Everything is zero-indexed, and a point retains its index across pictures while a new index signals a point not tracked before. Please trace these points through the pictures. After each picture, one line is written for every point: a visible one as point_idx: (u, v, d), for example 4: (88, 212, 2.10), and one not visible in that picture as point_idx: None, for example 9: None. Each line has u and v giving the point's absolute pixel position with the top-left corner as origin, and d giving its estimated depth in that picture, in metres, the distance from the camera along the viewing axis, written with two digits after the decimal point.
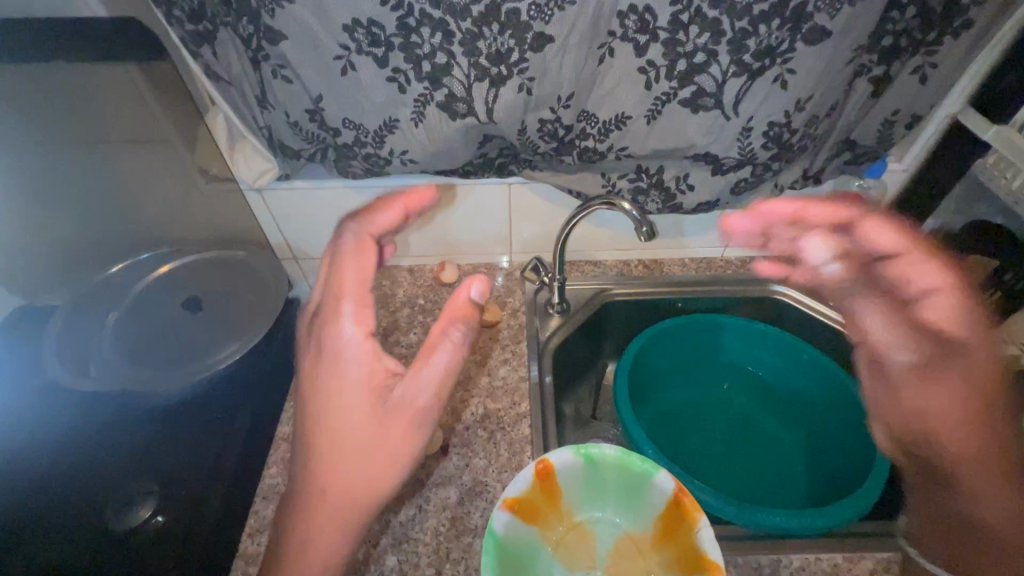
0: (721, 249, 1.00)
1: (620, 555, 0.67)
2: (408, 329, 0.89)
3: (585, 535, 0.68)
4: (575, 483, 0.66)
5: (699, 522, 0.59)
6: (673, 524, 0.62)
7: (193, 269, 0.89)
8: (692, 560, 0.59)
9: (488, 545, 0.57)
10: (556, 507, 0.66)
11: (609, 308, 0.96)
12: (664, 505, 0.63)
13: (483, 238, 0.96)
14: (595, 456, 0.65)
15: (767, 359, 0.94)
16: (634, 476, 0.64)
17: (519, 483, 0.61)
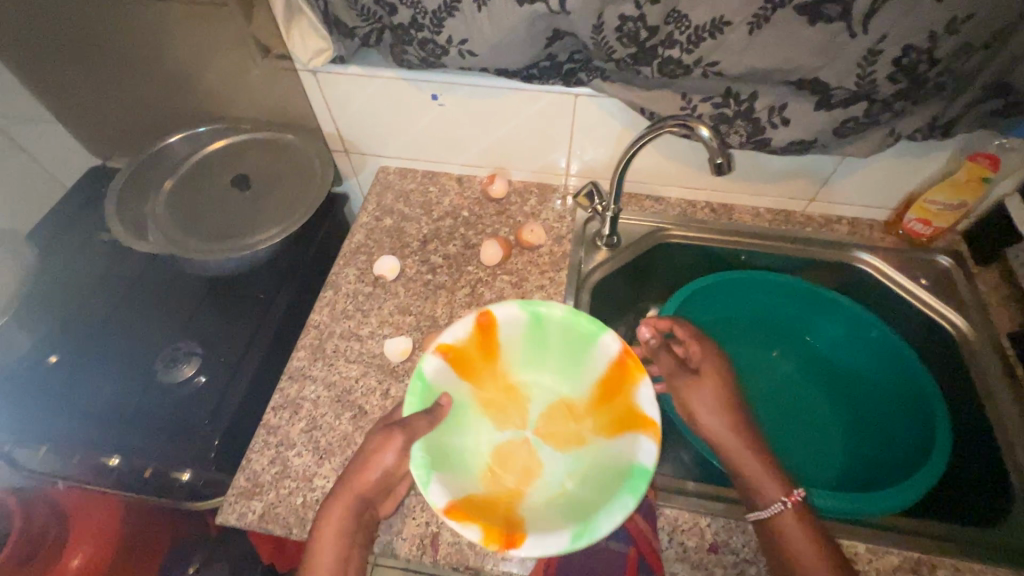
0: (804, 203, 0.88)
1: (552, 415, 0.65)
2: (447, 240, 0.86)
3: (518, 396, 0.65)
4: (516, 342, 0.63)
5: (641, 375, 0.55)
6: (615, 382, 0.59)
7: (247, 149, 0.88)
8: (628, 418, 0.56)
9: (416, 386, 0.56)
10: (494, 365, 0.64)
11: (662, 249, 0.89)
12: (607, 364, 0.59)
13: (539, 154, 0.89)
14: (541, 316, 0.60)
15: (829, 330, 0.85)
16: (579, 337, 0.60)
17: (456, 331, 0.59)
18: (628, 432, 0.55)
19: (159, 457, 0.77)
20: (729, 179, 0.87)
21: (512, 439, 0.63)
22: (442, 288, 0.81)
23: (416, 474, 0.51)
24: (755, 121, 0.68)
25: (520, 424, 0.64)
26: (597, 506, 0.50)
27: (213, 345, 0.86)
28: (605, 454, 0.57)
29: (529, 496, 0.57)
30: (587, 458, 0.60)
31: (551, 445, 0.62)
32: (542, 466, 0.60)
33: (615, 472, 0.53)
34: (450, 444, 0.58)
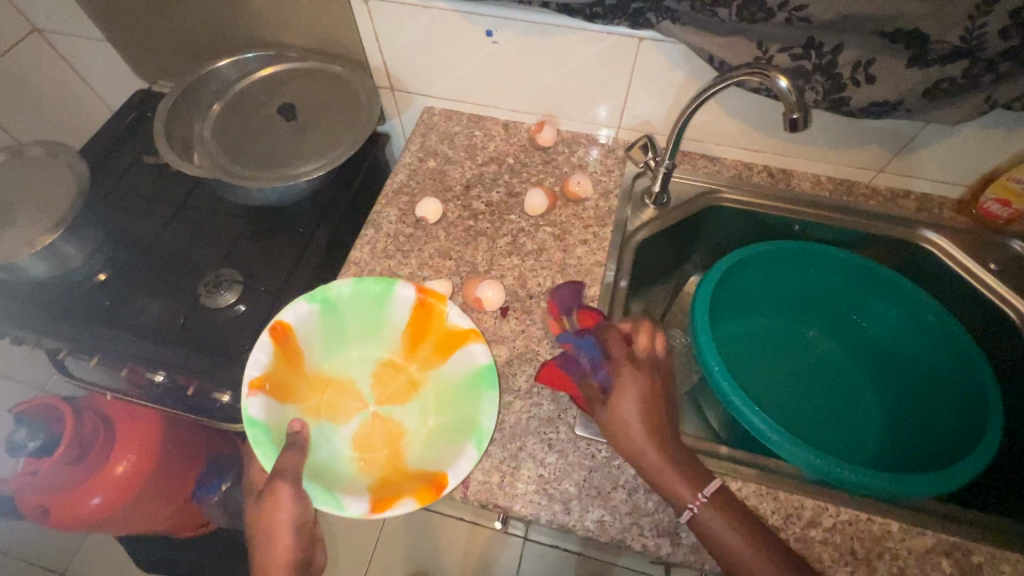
0: (871, 173, 0.82)
1: (385, 377, 0.74)
2: (491, 187, 0.84)
3: (341, 379, 0.73)
4: (314, 335, 0.70)
5: (476, 337, 0.66)
6: (421, 321, 0.71)
7: (296, 78, 0.85)
8: (450, 345, 0.69)
9: (256, 435, 0.60)
10: (301, 372, 0.70)
11: (713, 213, 0.85)
12: (405, 310, 0.71)
13: (591, 102, 0.85)
14: (328, 298, 0.70)
15: (881, 311, 0.81)
16: (367, 300, 0.71)
17: (259, 361, 0.64)
18: (454, 354, 0.68)
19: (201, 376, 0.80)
20: (793, 142, 0.81)
21: (362, 422, 0.70)
22: (483, 235, 0.79)
23: (325, 506, 0.57)
24: (835, 78, 0.63)
25: (359, 404, 0.72)
26: (473, 412, 0.63)
27: (254, 276, 0.87)
28: (442, 377, 0.70)
29: (410, 454, 0.66)
30: (430, 397, 0.71)
31: (394, 404, 0.72)
32: (403, 423, 0.70)
33: (465, 382, 0.66)
34: (323, 461, 0.64)
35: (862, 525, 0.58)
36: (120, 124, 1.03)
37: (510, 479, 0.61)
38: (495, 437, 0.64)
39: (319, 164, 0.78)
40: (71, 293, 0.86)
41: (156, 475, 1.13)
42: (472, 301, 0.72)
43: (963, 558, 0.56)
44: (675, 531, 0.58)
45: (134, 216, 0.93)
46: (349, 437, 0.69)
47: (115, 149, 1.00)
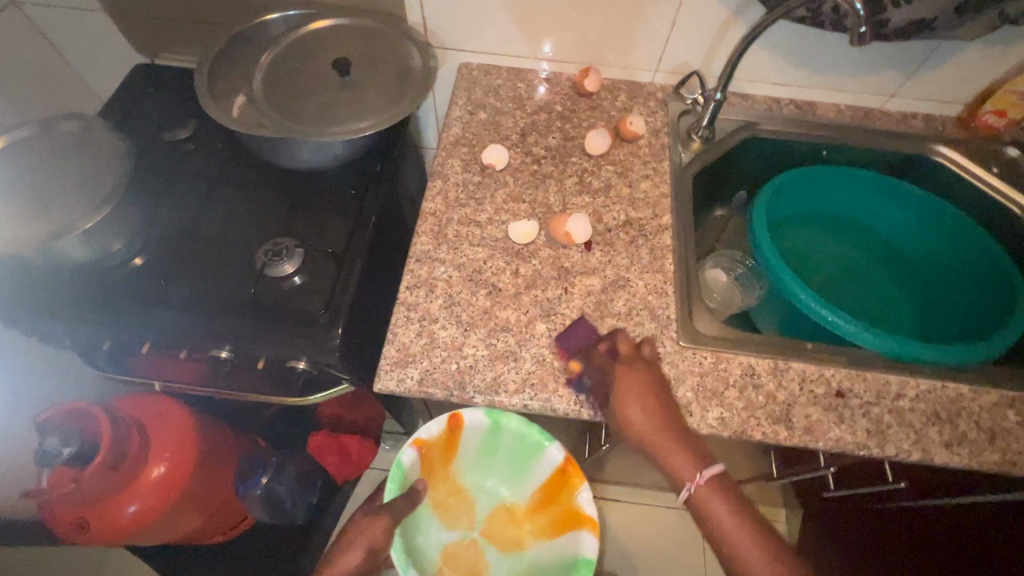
0: (884, 98, 0.91)
1: (495, 517, 0.89)
2: (546, 133, 0.86)
3: (466, 498, 0.90)
4: (476, 439, 0.80)
5: (590, 530, 0.75)
6: (557, 486, 0.80)
7: (340, 35, 0.83)
8: (569, 518, 0.79)
9: (394, 477, 0.75)
10: (447, 467, 0.85)
11: (752, 145, 0.91)
12: (548, 472, 0.80)
13: (633, 46, 0.88)
14: (501, 424, 0.76)
15: (902, 222, 0.91)
16: (530, 447, 0.79)
17: (430, 430, 0.76)
18: (564, 533, 0.80)
19: (274, 347, 0.78)
20: (819, 73, 0.89)
21: (461, 539, 0.88)
22: (550, 177, 0.81)
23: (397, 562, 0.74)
24: (878, 0, 0.70)
25: (468, 525, 0.88)
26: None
27: (311, 242, 0.84)
28: (542, 550, 0.83)
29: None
30: (524, 560, 0.85)
31: (493, 546, 0.87)
32: (490, 567, 0.86)
33: (557, 561, 0.79)
34: (419, 547, 0.84)
35: (940, 391, 0.66)
36: (127, 100, 0.96)
37: None
38: (609, 357, 0.66)
39: (379, 119, 0.77)
40: (107, 278, 0.80)
41: (193, 477, 1.08)
42: (559, 236, 0.74)
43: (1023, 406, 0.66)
44: (789, 417, 0.64)
45: (163, 195, 0.88)
46: (445, 541, 0.87)
47: (126, 126, 0.93)
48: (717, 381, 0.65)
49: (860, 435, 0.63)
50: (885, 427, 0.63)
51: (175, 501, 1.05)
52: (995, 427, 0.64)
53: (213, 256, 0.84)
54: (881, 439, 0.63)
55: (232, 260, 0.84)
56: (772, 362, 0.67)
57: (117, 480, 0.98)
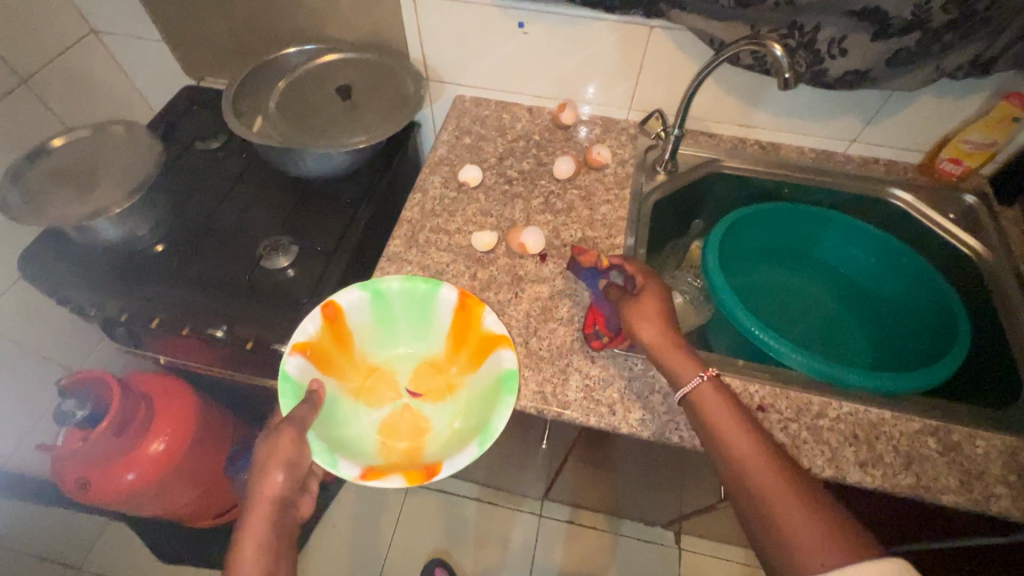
0: (846, 143, 0.97)
1: (420, 375, 0.81)
2: (522, 158, 0.96)
3: (382, 374, 0.81)
4: (363, 322, 0.79)
5: (506, 344, 0.72)
6: (462, 326, 0.78)
7: (350, 66, 0.97)
8: (483, 346, 0.75)
9: (285, 388, 0.69)
10: (345, 354, 0.79)
11: (714, 179, 0.97)
12: (449, 312, 0.78)
13: (607, 86, 0.98)
14: (380, 291, 0.78)
15: (860, 259, 0.94)
16: (418, 300, 0.78)
17: (305, 329, 0.75)
18: (485, 361, 0.74)
19: (261, 328, 0.87)
20: (780, 116, 0.95)
21: (393, 411, 0.77)
22: (519, 197, 0.90)
23: (322, 462, 0.65)
24: (816, 52, 0.77)
25: (394, 396, 0.79)
26: (486, 416, 0.69)
27: (307, 242, 0.95)
28: (474, 383, 0.76)
29: (429, 448, 0.72)
30: (461, 402, 0.77)
31: (427, 403, 0.78)
32: (430, 422, 0.76)
33: (488, 388, 0.72)
34: (348, 436, 0.72)
35: (861, 414, 0.69)
36: (172, 115, 1.12)
37: (561, 388, 0.70)
38: (546, 356, 0.73)
39: (370, 137, 0.88)
40: (132, 258, 0.93)
41: (188, 453, 1.18)
42: (516, 246, 0.82)
43: (944, 436, 0.67)
44: None
45: (188, 193, 1.01)
46: (376, 420, 0.76)
47: (167, 135, 1.09)
48: (643, 386, 0.70)
49: None
50: (800, 442, 0.66)
51: (169, 474, 1.15)
52: (912, 453, 0.66)
53: (221, 244, 0.95)
54: (794, 452, 0.66)
55: (235, 248, 0.95)
56: None
57: (121, 445, 1.09)
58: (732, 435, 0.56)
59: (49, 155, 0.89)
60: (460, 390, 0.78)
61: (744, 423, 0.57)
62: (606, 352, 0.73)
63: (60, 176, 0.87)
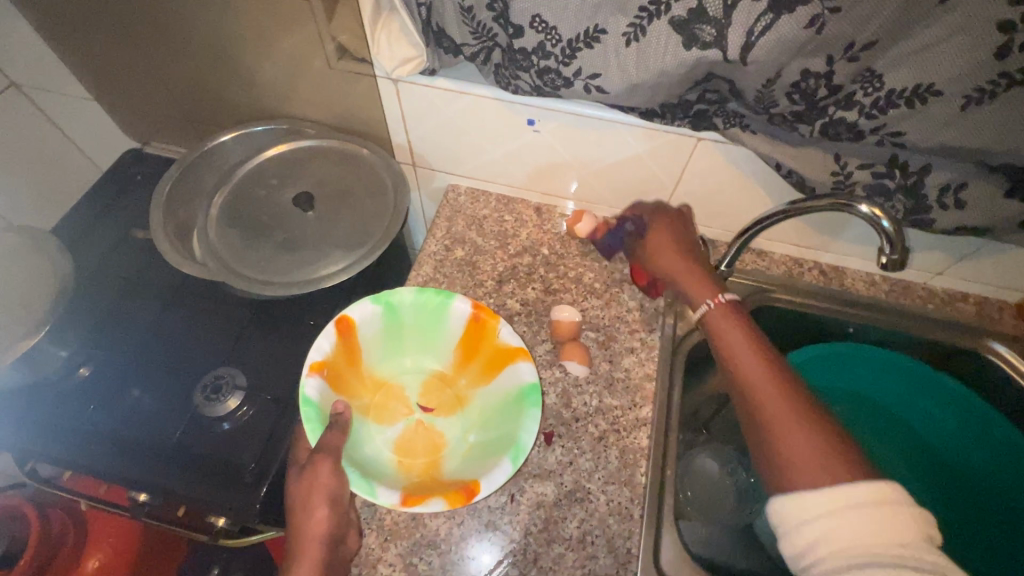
0: (927, 275, 0.78)
1: (428, 389, 0.71)
2: (526, 282, 0.77)
3: (389, 390, 0.70)
4: (374, 335, 0.68)
5: (524, 356, 0.63)
6: (472, 338, 0.68)
7: (315, 159, 0.78)
8: (497, 357, 0.66)
9: (308, 414, 0.58)
10: (356, 371, 0.68)
11: (763, 314, 0.79)
12: (461, 325, 0.68)
13: (635, 191, 0.79)
14: (392, 302, 0.67)
15: (934, 417, 0.76)
16: (430, 310, 0.68)
17: (322, 346, 0.62)
18: (503, 370, 0.66)
19: (194, 500, 0.70)
20: (849, 242, 0.77)
21: (405, 428, 0.67)
22: (520, 341, 0.72)
23: (359, 490, 0.54)
24: (920, 198, 0.58)
25: (407, 411, 0.69)
26: (514, 430, 0.60)
27: (258, 377, 0.78)
28: (489, 395, 0.67)
29: (447, 467, 0.63)
30: (474, 412, 0.68)
31: (439, 416, 0.69)
32: (445, 437, 0.67)
33: (509, 400, 0.64)
34: (363, 456, 0.61)
35: None
36: (107, 192, 0.93)
37: None
38: None
39: (341, 263, 0.70)
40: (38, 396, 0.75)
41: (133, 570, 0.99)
42: None
43: None
44: None
45: (115, 304, 0.83)
46: (389, 438, 0.66)
47: (100, 219, 0.91)
48: None
49: None
50: None
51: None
52: None
53: (153, 379, 0.78)
54: None
55: (171, 385, 0.77)
56: None
57: None
58: (740, 353, 0.57)
59: None
60: (470, 402, 0.70)
61: (760, 351, 0.56)
62: None
63: None
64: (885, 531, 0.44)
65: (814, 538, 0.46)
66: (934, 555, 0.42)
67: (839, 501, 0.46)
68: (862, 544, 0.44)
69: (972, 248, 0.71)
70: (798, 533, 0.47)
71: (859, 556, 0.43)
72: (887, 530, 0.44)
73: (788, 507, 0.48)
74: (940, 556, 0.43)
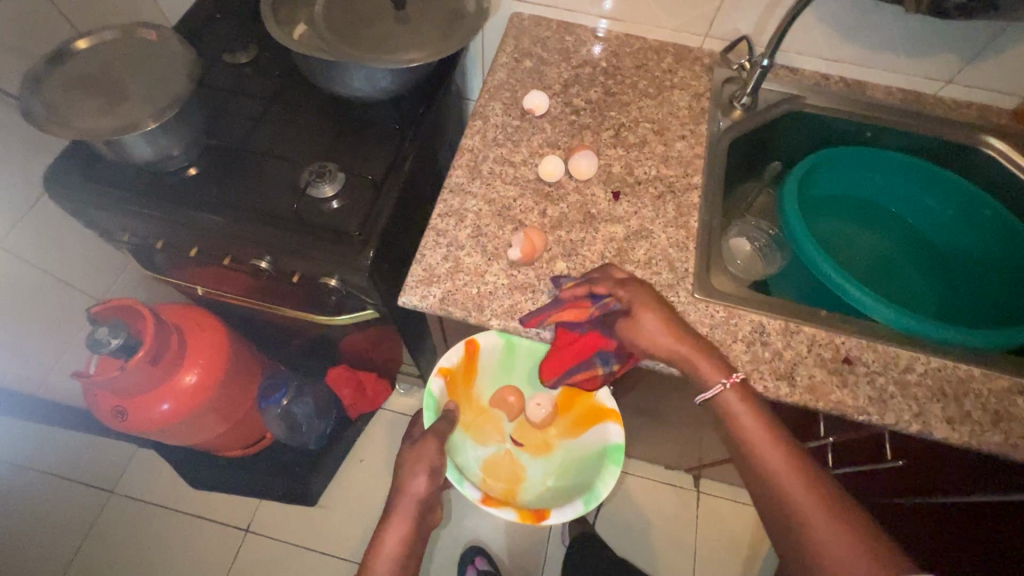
0: (939, 84, 0.89)
1: (519, 428, 0.85)
2: (588, 86, 0.88)
3: (490, 417, 0.85)
4: (490, 365, 0.80)
5: (614, 419, 0.75)
6: (573, 392, 0.80)
7: None
8: (590, 415, 0.79)
9: (428, 404, 0.74)
10: (469, 389, 0.82)
11: (793, 119, 0.90)
12: None
13: (684, 7, 0.89)
14: (513, 347, 0.76)
15: (935, 211, 0.89)
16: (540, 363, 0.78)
17: (451, 357, 0.76)
18: (591, 427, 0.79)
19: (308, 261, 0.83)
20: (875, 48, 0.87)
21: (496, 453, 0.84)
22: (587, 129, 0.83)
23: (451, 477, 0.71)
24: None
25: (500, 438, 0.85)
26: (591, 479, 0.74)
27: (352, 170, 0.88)
28: (573, 449, 0.81)
29: (524, 498, 0.78)
30: (556, 462, 0.82)
31: (525, 453, 0.84)
32: (526, 471, 0.82)
33: (591, 453, 0.77)
34: (461, 463, 0.78)
35: (949, 370, 0.67)
36: (194, 23, 1.01)
37: None
38: None
39: (429, 52, 0.79)
40: (164, 178, 0.86)
41: (220, 386, 1.17)
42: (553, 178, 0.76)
43: None
44: (792, 375, 0.65)
45: (218, 112, 0.93)
46: (481, 456, 0.83)
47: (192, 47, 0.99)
48: (725, 333, 0.67)
49: (861, 400, 0.64)
50: (888, 396, 0.64)
51: (204, 403, 1.14)
52: (1000, 411, 0.64)
53: (259, 168, 0.88)
54: (882, 407, 0.64)
55: (278, 170, 0.88)
56: (784, 322, 0.69)
57: (159, 375, 1.07)
58: (755, 435, 0.55)
59: (68, 61, 0.78)
60: (552, 450, 0.83)
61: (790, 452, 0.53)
62: (686, 297, 0.70)
63: (84, 81, 0.76)
64: None
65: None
66: None
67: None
68: None
69: (981, 46, 0.82)
70: None
71: None
72: None
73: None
74: None
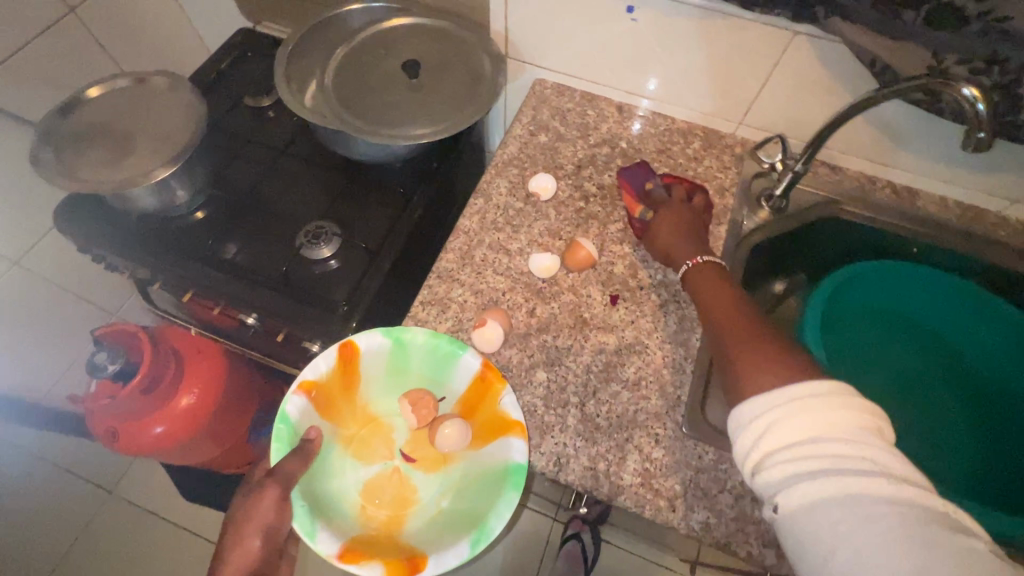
0: (1004, 203, 0.78)
1: (414, 438, 0.72)
2: (603, 170, 0.82)
3: (381, 428, 0.73)
4: (376, 370, 0.69)
5: (519, 432, 0.61)
6: (475, 398, 0.66)
7: (418, 35, 0.83)
8: (491, 427, 0.65)
9: (280, 431, 0.62)
10: (350, 398, 0.70)
11: (827, 226, 0.81)
12: (466, 381, 0.66)
13: (717, 94, 0.82)
14: (402, 342, 0.66)
15: (983, 340, 0.79)
16: (439, 359, 0.67)
17: (317, 367, 0.65)
18: (493, 443, 0.64)
19: (292, 325, 0.81)
20: (930, 157, 0.77)
21: (381, 472, 0.71)
22: (594, 219, 0.78)
23: (300, 528, 0.58)
24: (1014, 98, 0.59)
25: (388, 454, 0.72)
26: (484, 510, 0.61)
27: (351, 231, 0.86)
28: (472, 464, 0.67)
29: (409, 526, 0.65)
30: (454, 478, 0.69)
31: (418, 470, 0.71)
32: (418, 493, 0.69)
33: (491, 475, 0.63)
34: (328, 492, 0.65)
35: None
36: (221, 63, 1.02)
37: (616, 468, 0.61)
38: (603, 425, 0.63)
39: (436, 128, 0.76)
40: (167, 224, 0.86)
41: (213, 416, 1.17)
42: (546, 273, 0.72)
43: None
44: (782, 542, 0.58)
45: (230, 158, 0.93)
46: (361, 478, 0.70)
47: (217, 87, 1.00)
48: (711, 481, 0.60)
49: None
50: None
51: (195, 432, 1.15)
52: None
53: (259, 222, 0.87)
54: None
55: (277, 225, 0.87)
56: None
57: (153, 403, 1.09)
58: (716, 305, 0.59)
59: (83, 109, 0.79)
60: (451, 466, 0.70)
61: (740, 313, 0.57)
62: (673, 431, 0.63)
63: (95, 130, 0.77)
64: (832, 420, 0.45)
65: (767, 435, 0.47)
66: (876, 444, 0.43)
67: (783, 399, 0.47)
68: (814, 437, 0.45)
69: None
70: (749, 433, 0.48)
71: (807, 453, 0.44)
72: (832, 425, 0.45)
73: (744, 414, 0.49)
74: (882, 450, 0.43)
